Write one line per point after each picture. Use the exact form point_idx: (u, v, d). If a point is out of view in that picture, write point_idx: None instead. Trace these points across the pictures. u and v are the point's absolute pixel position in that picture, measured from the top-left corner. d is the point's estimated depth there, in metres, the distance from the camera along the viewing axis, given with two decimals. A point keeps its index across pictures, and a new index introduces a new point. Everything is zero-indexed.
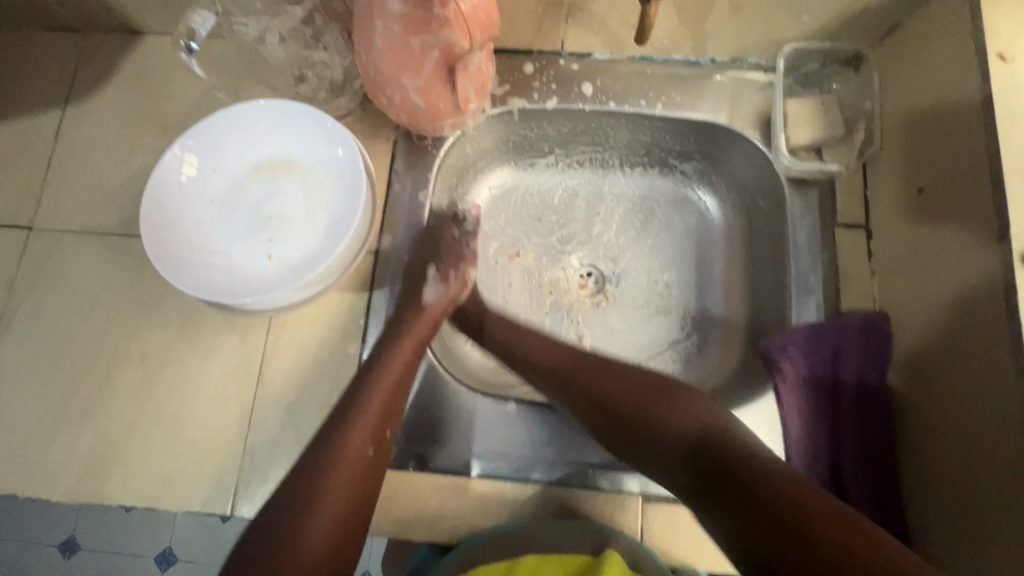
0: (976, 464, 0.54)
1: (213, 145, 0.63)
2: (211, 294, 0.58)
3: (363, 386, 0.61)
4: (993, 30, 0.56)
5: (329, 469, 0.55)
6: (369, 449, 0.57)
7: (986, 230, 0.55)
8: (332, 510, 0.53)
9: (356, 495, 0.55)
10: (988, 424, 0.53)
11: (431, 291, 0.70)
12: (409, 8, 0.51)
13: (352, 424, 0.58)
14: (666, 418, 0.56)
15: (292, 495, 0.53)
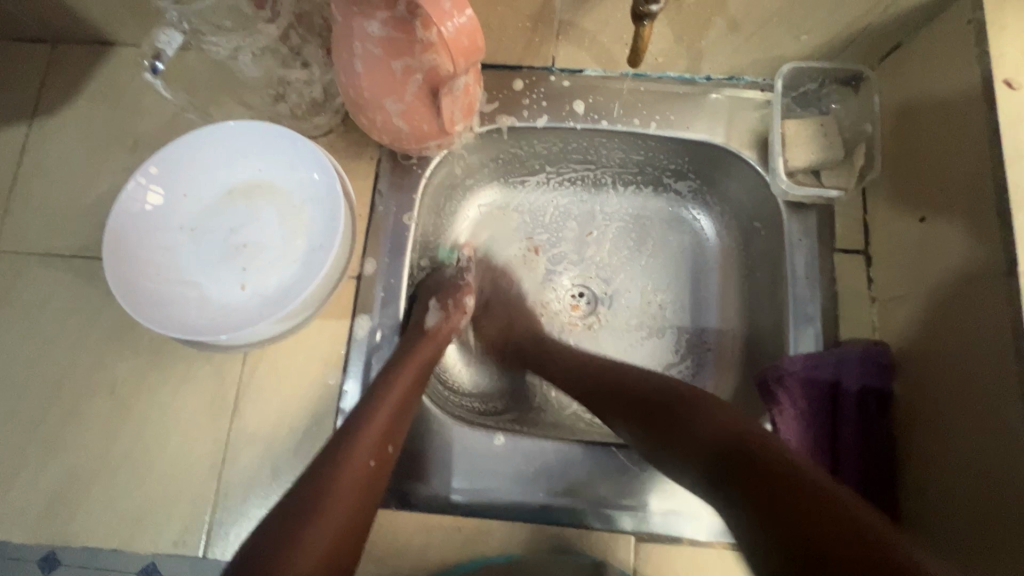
0: (978, 505, 0.52)
1: (184, 169, 0.59)
2: (179, 330, 0.55)
3: (372, 396, 0.57)
4: (999, 55, 0.54)
5: (332, 481, 0.50)
6: (373, 458, 0.53)
7: (993, 265, 0.53)
8: (332, 527, 0.47)
9: (355, 513, 0.49)
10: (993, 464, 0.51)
11: (431, 318, 0.69)
12: (388, 31, 0.49)
13: (356, 436, 0.53)
14: (690, 414, 0.50)
15: (287, 509, 0.47)
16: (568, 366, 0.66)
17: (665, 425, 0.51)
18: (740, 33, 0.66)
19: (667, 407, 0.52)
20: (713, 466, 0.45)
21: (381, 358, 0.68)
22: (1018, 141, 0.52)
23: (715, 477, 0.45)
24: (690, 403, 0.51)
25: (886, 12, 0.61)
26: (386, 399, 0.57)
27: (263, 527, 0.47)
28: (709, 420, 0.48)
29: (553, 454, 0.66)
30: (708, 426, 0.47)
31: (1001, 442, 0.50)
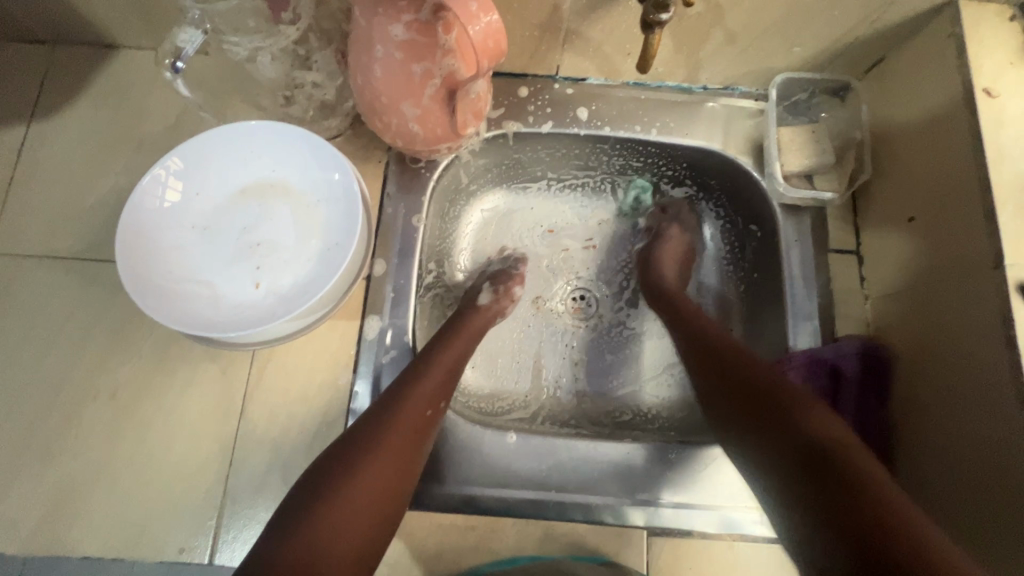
0: (979, 483, 0.54)
1: (198, 168, 0.59)
2: (193, 327, 0.54)
3: (422, 360, 0.60)
4: (978, 67, 0.59)
5: (389, 424, 0.53)
6: (430, 410, 0.57)
7: (981, 259, 0.56)
8: (388, 470, 0.51)
9: (408, 459, 0.53)
10: (990, 442, 0.54)
11: (484, 297, 0.74)
12: (412, 35, 0.50)
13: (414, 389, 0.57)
14: (806, 415, 0.50)
15: (349, 441, 0.51)
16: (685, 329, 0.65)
17: (774, 414, 0.51)
18: (737, 45, 0.69)
19: (781, 398, 0.52)
20: (808, 467, 0.47)
21: (390, 359, 0.67)
22: (998, 145, 0.57)
23: (805, 482, 0.47)
24: (804, 404, 0.51)
25: (872, 26, 0.65)
26: (436, 363, 0.60)
27: (327, 453, 0.51)
28: (822, 428, 0.49)
29: (565, 451, 0.66)
30: (818, 431, 0.48)
31: (998, 427, 0.53)
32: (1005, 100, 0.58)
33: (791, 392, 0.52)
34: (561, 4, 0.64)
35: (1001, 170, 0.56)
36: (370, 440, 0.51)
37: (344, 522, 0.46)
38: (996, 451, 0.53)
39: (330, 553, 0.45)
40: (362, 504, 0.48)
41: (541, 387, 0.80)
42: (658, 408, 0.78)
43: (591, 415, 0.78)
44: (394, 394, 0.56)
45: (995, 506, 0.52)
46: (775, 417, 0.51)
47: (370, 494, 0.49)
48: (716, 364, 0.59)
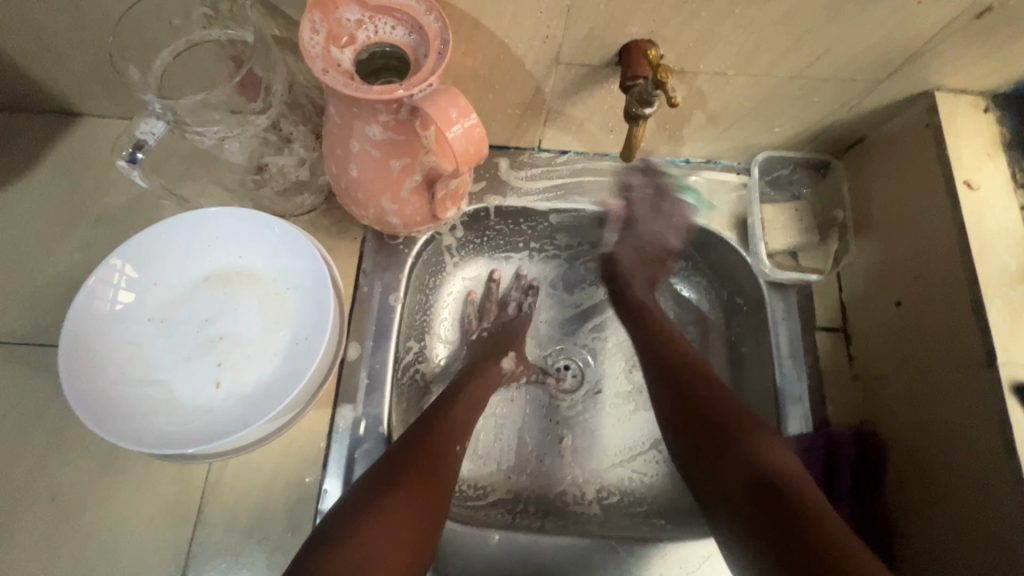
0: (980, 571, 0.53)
1: (158, 256, 0.56)
2: (142, 438, 0.49)
3: (448, 400, 0.65)
4: (957, 157, 0.59)
5: (424, 456, 0.57)
6: (458, 445, 0.60)
7: (968, 353, 0.55)
8: (421, 500, 0.53)
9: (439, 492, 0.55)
10: (987, 530, 0.52)
11: (508, 363, 0.75)
12: (390, 133, 0.49)
13: (445, 427, 0.61)
14: (756, 447, 0.53)
15: (384, 475, 0.54)
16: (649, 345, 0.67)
17: (720, 451, 0.54)
18: (719, 125, 0.69)
19: (740, 432, 0.54)
20: (758, 502, 0.49)
21: (363, 453, 0.62)
22: (981, 237, 0.57)
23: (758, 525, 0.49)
24: (757, 439, 0.54)
25: (851, 111, 0.66)
26: (461, 403, 0.65)
27: (354, 488, 0.54)
28: (771, 459, 0.52)
29: (551, 550, 0.62)
30: (765, 462, 0.51)
31: (1002, 533, 0.51)
32: (985, 191, 0.58)
33: (747, 426, 0.55)
34: (543, 86, 0.63)
35: (987, 264, 0.56)
36: (398, 466, 0.55)
37: (381, 543, 0.49)
38: (992, 539, 0.52)
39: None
40: (400, 519, 0.51)
41: (524, 469, 0.75)
42: (643, 491, 0.75)
43: (575, 496, 0.74)
44: (423, 430, 0.59)
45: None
46: (731, 462, 0.52)
47: (404, 515, 0.52)
48: (683, 403, 0.59)
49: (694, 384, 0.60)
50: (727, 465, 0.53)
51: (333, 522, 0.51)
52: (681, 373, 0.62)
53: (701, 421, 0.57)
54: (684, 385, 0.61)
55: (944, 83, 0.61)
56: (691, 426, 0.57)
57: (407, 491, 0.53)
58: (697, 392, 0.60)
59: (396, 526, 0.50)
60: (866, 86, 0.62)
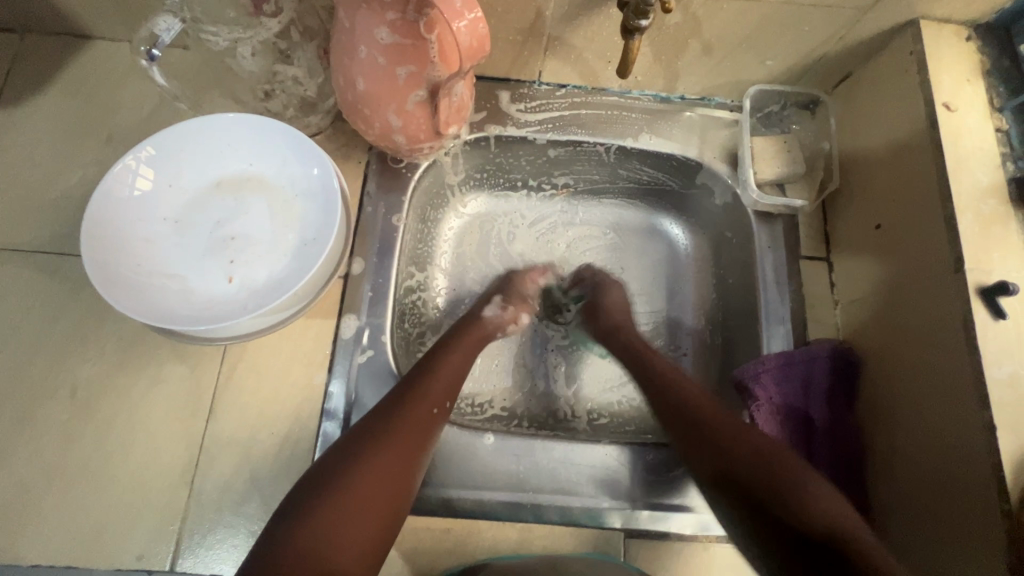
0: (942, 492, 0.55)
1: (173, 158, 0.59)
2: (162, 320, 0.52)
3: (434, 354, 0.64)
4: (937, 82, 0.62)
5: (398, 424, 0.56)
6: (435, 409, 0.59)
7: (940, 263, 0.58)
8: (392, 470, 0.53)
9: (413, 458, 0.55)
10: (954, 459, 0.54)
11: (491, 309, 0.73)
12: (397, 36, 0.52)
13: (421, 389, 0.59)
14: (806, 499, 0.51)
15: (368, 431, 0.55)
16: (662, 380, 0.64)
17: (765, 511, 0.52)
18: (713, 56, 0.72)
19: (790, 486, 0.52)
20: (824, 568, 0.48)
21: (366, 359, 0.66)
22: (957, 155, 0.60)
23: None
24: (804, 488, 0.51)
25: (841, 42, 0.68)
26: (449, 358, 0.64)
27: (334, 448, 0.54)
28: (819, 510, 0.50)
29: (542, 453, 0.65)
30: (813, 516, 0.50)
31: (964, 463, 0.53)
32: (963, 114, 0.61)
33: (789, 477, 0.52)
34: (544, 10, 0.65)
35: (960, 181, 0.59)
36: (379, 424, 0.56)
37: (351, 512, 0.50)
38: (959, 472, 0.54)
39: (339, 544, 0.48)
40: (379, 478, 0.52)
41: (520, 388, 0.79)
42: (634, 410, 0.78)
43: (568, 414, 0.78)
44: (409, 388, 0.59)
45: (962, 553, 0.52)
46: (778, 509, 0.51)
47: (383, 472, 0.53)
48: (716, 456, 0.56)
49: (718, 427, 0.57)
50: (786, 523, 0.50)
51: (317, 477, 0.52)
52: (693, 417, 0.59)
53: (743, 475, 0.54)
54: (707, 433, 0.57)
55: (928, 12, 0.63)
56: (732, 488, 0.54)
57: (380, 462, 0.53)
58: (720, 438, 0.56)
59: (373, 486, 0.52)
60: (855, 14, 0.64)
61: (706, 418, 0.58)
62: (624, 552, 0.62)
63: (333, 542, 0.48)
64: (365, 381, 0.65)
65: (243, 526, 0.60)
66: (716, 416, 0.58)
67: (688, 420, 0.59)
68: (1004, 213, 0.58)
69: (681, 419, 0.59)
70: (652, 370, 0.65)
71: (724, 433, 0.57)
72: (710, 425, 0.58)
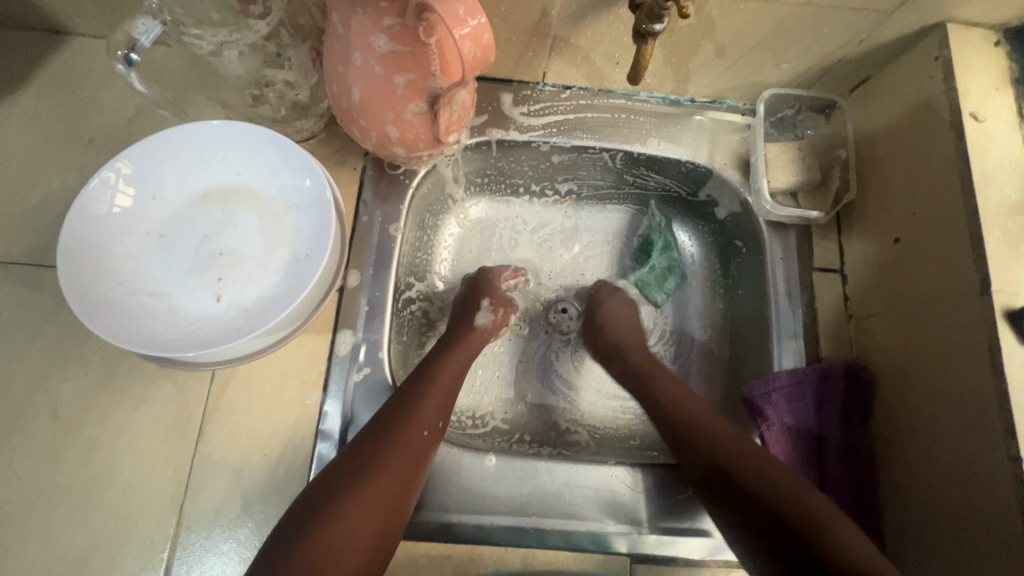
0: (965, 521, 0.53)
1: (156, 168, 0.55)
2: (146, 343, 0.50)
3: (428, 366, 0.62)
4: (964, 91, 0.59)
5: (390, 445, 0.54)
6: (426, 432, 0.57)
7: (964, 283, 0.56)
8: (379, 506, 0.51)
9: (406, 482, 0.54)
10: (976, 488, 0.52)
11: (482, 317, 0.71)
12: (395, 43, 0.48)
13: (410, 410, 0.57)
14: (828, 533, 0.49)
15: (363, 454, 0.54)
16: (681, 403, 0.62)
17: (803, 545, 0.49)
18: (726, 59, 0.68)
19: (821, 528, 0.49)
20: None
21: (362, 377, 0.63)
22: (984, 168, 0.57)
23: None
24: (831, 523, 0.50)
25: (861, 45, 0.65)
26: (442, 372, 0.62)
27: (329, 470, 0.53)
28: (857, 554, 0.48)
29: (546, 474, 0.63)
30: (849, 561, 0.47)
31: (986, 492, 0.51)
32: (990, 124, 0.58)
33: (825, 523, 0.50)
34: (549, 10, 0.61)
35: (987, 197, 0.56)
36: (372, 444, 0.54)
37: (342, 540, 0.49)
38: (981, 501, 0.51)
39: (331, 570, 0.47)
40: (369, 502, 0.51)
41: (522, 401, 0.76)
42: (640, 424, 0.76)
43: (571, 427, 0.76)
44: (401, 404, 0.58)
45: None
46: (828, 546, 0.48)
47: (375, 495, 0.52)
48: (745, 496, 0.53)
49: (745, 462, 0.55)
50: (805, 554, 0.49)
51: (311, 504, 0.50)
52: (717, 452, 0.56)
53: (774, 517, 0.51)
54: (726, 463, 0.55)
55: (956, 15, 0.60)
56: (765, 522, 0.51)
57: (365, 500, 0.51)
58: (751, 473, 0.54)
59: (365, 511, 0.50)
60: (879, 17, 0.60)
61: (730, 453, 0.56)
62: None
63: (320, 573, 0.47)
64: (362, 401, 0.63)
65: (235, 552, 0.57)
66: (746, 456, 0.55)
67: (715, 449, 0.57)
68: None
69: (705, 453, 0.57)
70: (682, 406, 0.61)
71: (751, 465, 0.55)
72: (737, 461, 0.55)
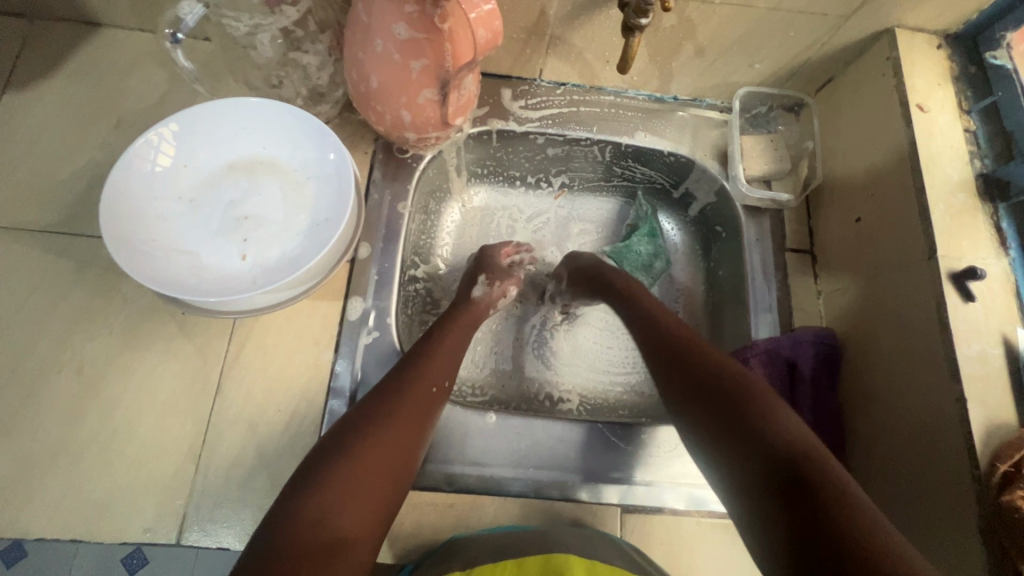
0: (920, 464, 0.58)
1: (193, 137, 0.60)
2: (179, 292, 0.54)
3: (435, 332, 0.67)
4: (912, 85, 0.67)
5: (403, 399, 0.58)
6: (434, 387, 0.61)
7: (916, 252, 0.62)
8: (397, 452, 0.54)
9: (417, 435, 0.57)
10: (928, 433, 0.58)
11: (478, 289, 0.74)
12: (414, 31, 0.55)
13: (420, 368, 0.61)
14: (779, 425, 0.48)
15: (378, 407, 0.56)
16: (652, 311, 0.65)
17: (747, 430, 0.49)
18: (705, 58, 0.76)
19: (751, 404, 0.51)
20: (779, 484, 0.45)
21: (371, 340, 0.68)
22: (931, 152, 0.64)
23: (774, 510, 0.45)
24: (780, 416, 0.50)
25: (823, 47, 0.73)
26: (448, 337, 0.66)
27: (343, 421, 0.55)
28: (785, 428, 0.48)
29: (543, 431, 0.67)
30: (777, 433, 0.47)
31: (936, 436, 0.57)
32: (935, 115, 0.66)
33: (762, 402, 0.51)
34: (547, 10, 0.69)
35: (934, 176, 0.63)
36: (386, 397, 0.57)
37: (356, 482, 0.50)
38: (933, 445, 0.57)
39: (349, 508, 0.49)
40: (384, 449, 0.53)
41: (518, 372, 0.81)
42: (628, 397, 0.81)
43: (563, 398, 0.81)
44: (413, 363, 0.62)
45: (939, 520, 0.56)
46: (759, 418, 0.49)
47: (390, 443, 0.54)
48: (696, 378, 0.55)
49: (714, 367, 0.55)
50: (747, 443, 0.48)
51: (326, 450, 0.52)
52: (678, 346, 0.59)
53: (715, 394, 0.53)
54: (684, 354, 0.58)
55: (903, 21, 0.68)
56: (715, 415, 0.52)
57: (385, 446, 0.53)
58: (717, 375, 0.54)
59: (381, 457, 0.53)
60: (836, 21, 0.69)
61: (694, 345, 0.59)
62: (621, 528, 0.64)
63: (332, 514, 0.48)
64: (370, 363, 0.67)
65: (248, 499, 0.61)
66: (701, 349, 0.58)
67: (692, 358, 0.57)
68: (972, 205, 0.62)
69: (678, 362, 0.58)
70: (656, 317, 0.64)
71: (705, 354, 0.57)
72: (696, 352, 0.58)
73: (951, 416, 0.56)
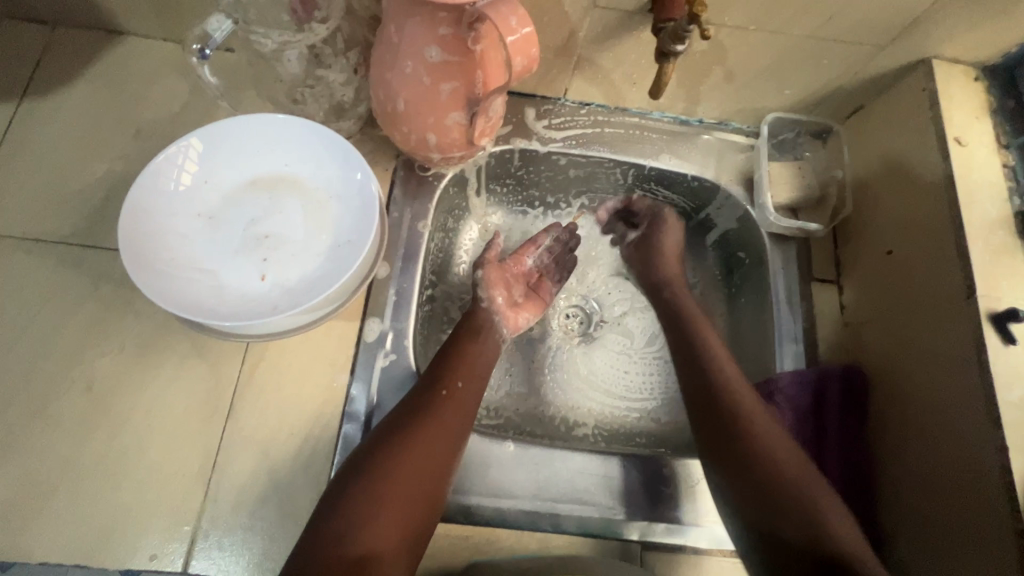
0: (957, 509, 0.56)
1: (216, 154, 0.60)
2: (197, 313, 0.53)
3: (455, 341, 0.68)
4: (949, 118, 0.66)
5: (421, 417, 0.58)
6: (445, 390, 0.61)
7: (953, 289, 0.61)
8: (424, 467, 0.56)
9: (443, 450, 0.57)
10: (965, 476, 0.56)
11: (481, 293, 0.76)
12: (446, 54, 0.53)
13: (435, 380, 0.62)
14: (799, 488, 0.58)
15: (399, 426, 0.58)
16: (699, 346, 0.70)
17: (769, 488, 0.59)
18: (735, 83, 0.74)
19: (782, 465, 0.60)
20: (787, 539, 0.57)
21: (387, 363, 0.66)
22: (969, 187, 0.63)
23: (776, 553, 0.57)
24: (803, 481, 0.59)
25: (856, 76, 0.72)
26: (468, 345, 0.67)
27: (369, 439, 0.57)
28: (807, 492, 0.58)
29: (562, 461, 0.66)
30: (801, 498, 0.58)
31: (973, 479, 0.55)
32: (972, 149, 0.65)
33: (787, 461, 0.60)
34: (578, 30, 0.67)
35: (972, 212, 0.62)
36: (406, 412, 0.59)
37: (379, 500, 0.53)
38: (969, 488, 0.55)
39: (375, 526, 0.52)
40: (408, 469, 0.55)
41: (533, 396, 0.79)
42: (645, 424, 0.79)
43: (579, 424, 0.79)
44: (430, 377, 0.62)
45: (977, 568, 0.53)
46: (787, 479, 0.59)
47: (412, 461, 0.55)
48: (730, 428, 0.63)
49: (748, 418, 0.63)
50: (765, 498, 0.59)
51: (350, 471, 0.55)
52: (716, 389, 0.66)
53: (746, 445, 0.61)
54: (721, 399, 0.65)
55: (940, 51, 0.67)
56: (741, 464, 0.61)
57: (410, 461, 0.55)
58: (750, 428, 0.63)
59: (405, 476, 0.54)
60: (872, 50, 0.67)
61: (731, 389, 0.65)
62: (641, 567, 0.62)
63: (355, 529, 0.51)
64: (387, 386, 0.65)
65: (258, 526, 0.59)
66: (737, 396, 0.65)
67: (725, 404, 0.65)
68: (1011, 243, 0.61)
69: (726, 403, 0.64)
70: (708, 353, 0.69)
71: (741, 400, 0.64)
72: (735, 399, 0.64)
73: (988, 461, 0.54)
